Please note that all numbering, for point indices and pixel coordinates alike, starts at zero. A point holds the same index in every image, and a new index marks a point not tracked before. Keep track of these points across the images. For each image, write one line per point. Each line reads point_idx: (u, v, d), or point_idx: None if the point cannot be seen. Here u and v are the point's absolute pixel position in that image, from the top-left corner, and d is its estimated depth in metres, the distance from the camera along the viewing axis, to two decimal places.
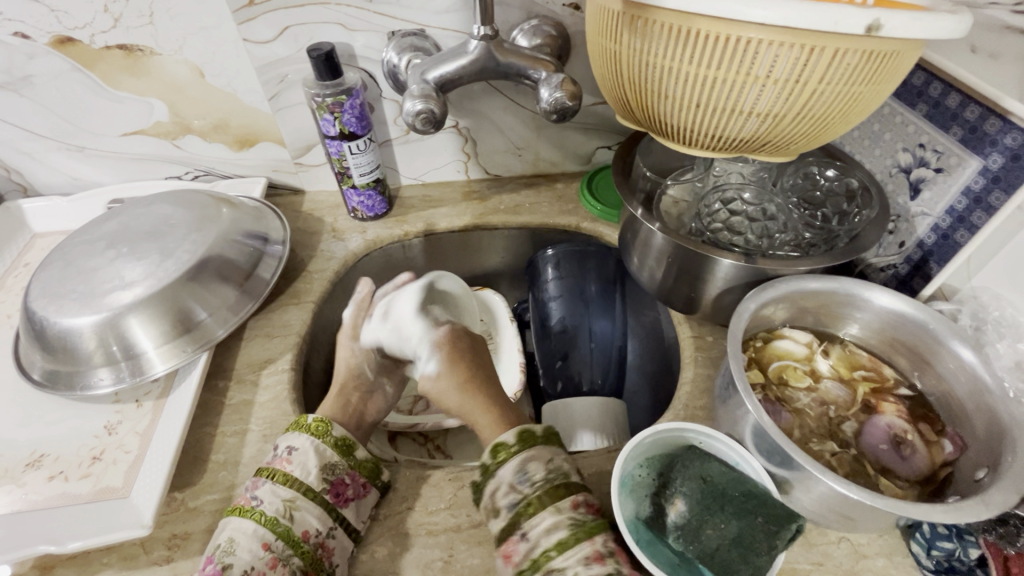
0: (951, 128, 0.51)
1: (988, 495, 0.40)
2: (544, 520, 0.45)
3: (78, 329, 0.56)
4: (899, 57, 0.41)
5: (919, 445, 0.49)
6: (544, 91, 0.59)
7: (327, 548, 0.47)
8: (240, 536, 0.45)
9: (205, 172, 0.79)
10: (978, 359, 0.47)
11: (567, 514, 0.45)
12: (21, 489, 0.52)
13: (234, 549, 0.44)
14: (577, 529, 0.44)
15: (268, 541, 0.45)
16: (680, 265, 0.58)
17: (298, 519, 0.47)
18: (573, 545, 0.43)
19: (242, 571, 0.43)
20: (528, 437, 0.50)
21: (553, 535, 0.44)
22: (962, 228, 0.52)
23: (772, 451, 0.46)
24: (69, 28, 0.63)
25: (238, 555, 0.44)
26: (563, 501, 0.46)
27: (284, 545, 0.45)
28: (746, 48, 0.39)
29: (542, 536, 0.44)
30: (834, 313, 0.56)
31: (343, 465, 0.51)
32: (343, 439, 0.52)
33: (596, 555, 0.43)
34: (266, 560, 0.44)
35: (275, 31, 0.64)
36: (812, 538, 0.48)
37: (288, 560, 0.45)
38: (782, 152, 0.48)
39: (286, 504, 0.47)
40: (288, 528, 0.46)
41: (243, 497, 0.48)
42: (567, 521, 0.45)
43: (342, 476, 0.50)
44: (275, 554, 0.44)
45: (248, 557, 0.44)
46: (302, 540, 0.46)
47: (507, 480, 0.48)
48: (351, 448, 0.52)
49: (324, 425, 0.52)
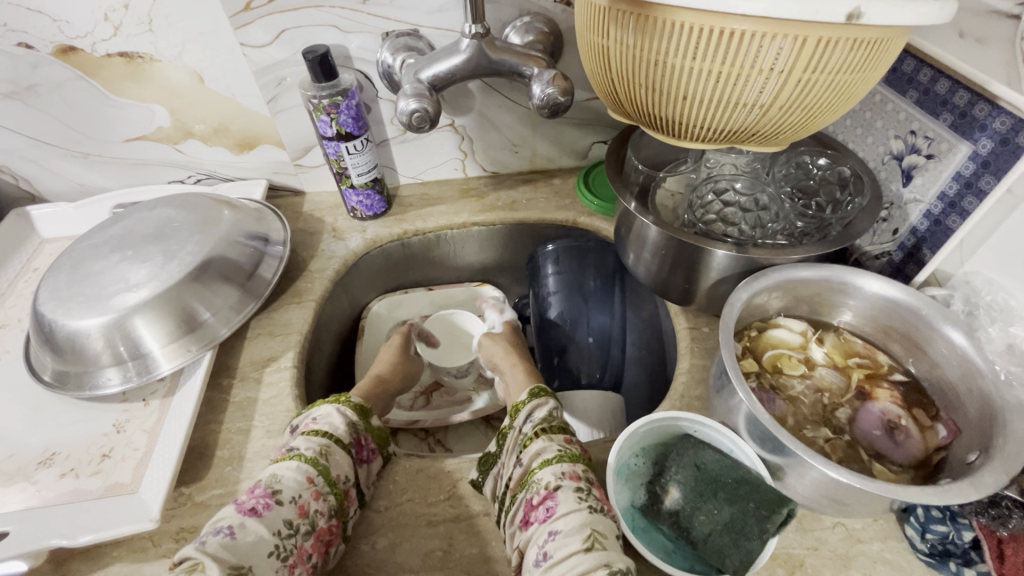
0: (941, 114, 0.51)
1: (978, 477, 0.40)
2: (535, 446, 0.51)
3: (85, 331, 0.57)
4: (885, 45, 0.41)
5: (914, 431, 0.49)
6: (537, 87, 0.60)
7: (350, 497, 0.50)
8: (284, 470, 0.47)
9: (206, 175, 0.81)
10: (968, 342, 0.48)
11: (557, 443, 0.50)
12: (33, 486, 0.53)
13: (279, 480, 0.47)
14: (563, 452, 0.49)
15: (311, 476, 0.48)
16: (675, 257, 0.59)
17: (333, 461, 0.50)
18: (554, 462, 0.48)
19: (291, 497, 0.46)
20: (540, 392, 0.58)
21: (541, 457, 0.49)
22: (954, 214, 0.52)
23: (764, 438, 0.46)
24: (71, 37, 0.64)
25: (285, 484, 0.47)
26: (557, 435, 0.51)
27: (324, 482, 0.48)
28: (731, 40, 0.39)
29: (533, 459, 0.50)
30: (827, 301, 0.56)
31: (362, 427, 0.56)
32: (360, 405, 0.58)
33: (572, 473, 0.47)
34: (310, 492, 0.47)
35: (271, 35, 0.65)
36: (806, 523, 0.49)
37: (327, 497, 0.48)
38: (772, 142, 0.49)
39: (323, 447, 0.50)
40: (326, 467, 0.49)
41: (280, 451, 0.51)
42: (555, 447, 0.50)
43: (361, 434, 0.55)
44: (318, 488, 0.48)
45: (293, 485, 0.47)
46: (337, 482, 0.49)
47: (517, 426, 0.55)
48: (366, 414, 0.57)
49: (341, 396, 0.57)
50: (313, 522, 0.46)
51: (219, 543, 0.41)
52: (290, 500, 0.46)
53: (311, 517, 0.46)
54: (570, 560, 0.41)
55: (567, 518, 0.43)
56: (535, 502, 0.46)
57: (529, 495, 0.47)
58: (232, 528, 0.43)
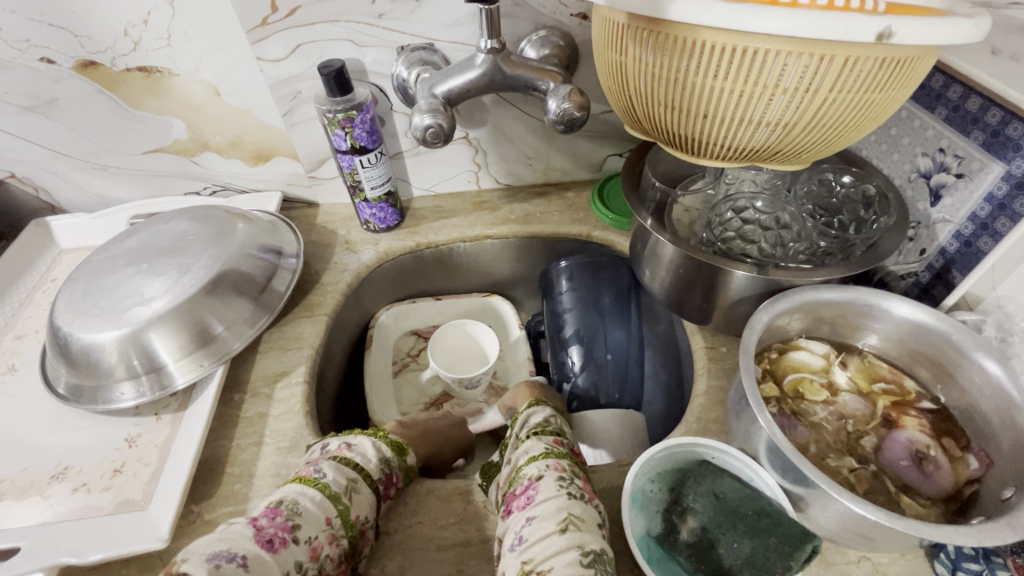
0: (972, 133, 0.49)
1: (1014, 516, 0.38)
2: (526, 446, 0.51)
3: (100, 345, 0.57)
4: (915, 63, 0.40)
5: (943, 462, 0.47)
6: (552, 103, 0.59)
7: (365, 537, 0.48)
8: (306, 500, 0.45)
9: (222, 187, 0.81)
10: (1003, 372, 0.45)
11: (545, 442, 0.51)
12: (46, 500, 0.53)
13: (301, 512, 0.44)
14: (549, 449, 0.50)
15: (331, 515, 0.45)
16: (693, 276, 0.57)
17: (355, 500, 0.48)
18: (540, 456, 0.49)
19: (308, 537, 0.43)
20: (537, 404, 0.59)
21: (529, 453, 0.50)
22: (986, 235, 0.50)
23: (786, 468, 0.45)
24: (91, 53, 0.64)
25: (305, 519, 0.44)
26: (547, 436, 0.52)
27: (341, 524, 0.46)
28: (754, 59, 0.38)
29: (521, 457, 0.50)
30: (851, 323, 0.55)
31: (395, 463, 0.54)
32: (397, 441, 0.56)
33: (556, 465, 0.47)
34: (326, 534, 0.45)
35: (287, 49, 0.65)
36: (830, 556, 0.47)
37: (340, 540, 0.45)
38: (794, 161, 0.47)
39: (350, 482, 0.48)
40: (346, 507, 0.47)
41: (304, 470, 0.49)
42: (543, 444, 0.50)
43: (393, 471, 0.53)
44: (334, 530, 0.45)
45: (314, 524, 0.44)
46: (354, 523, 0.47)
47: (514, 432, 0.56)
48: (402, 451, 0.55)
49: (378, 431, 0.56)
50: (320, 567, 0.43)
51: (231, 571, 0.38)
52: (307, 540, 0.43)
53: (321, 560, 0.43)
54: (545, 540, 0.41)
55: (545, 504, 0.43)
56: (519, 492, 0.46)
57: (513, 488, 0.47)
58: (246, 559, 0.39)
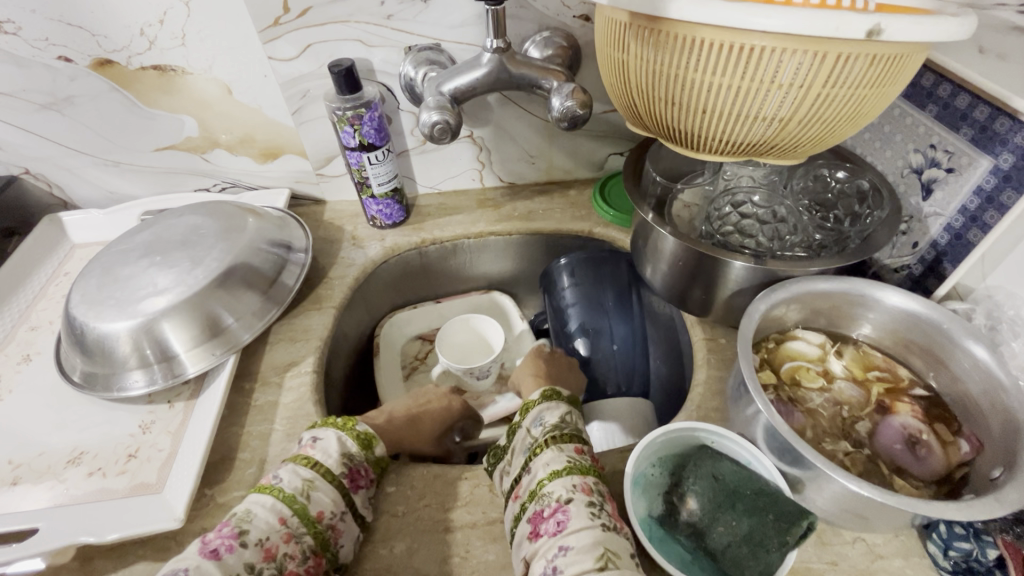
0: (961, 128, 0.51)
1: (1002, 493, 0.40)
2: (546, 455, 0.49)
3: (114, 334, 0.59)
4: (905, 60, 0.41)
5: (936, 446, 0.48)
6: (556, 101, 0.61)
7: (337, 531, 0.48)
8: (258, 507, 0.45)
9: (232, 184, 0.83)
10: (992, 357, 0.47)
11: (568, 454, 0.49)
12: (63, 484, 0.55)
13: (251, 518, 0.45)
14: (573, 463, 0.48)
15: (285, 516, 0.46)
16: (693, 268, 0.59)
17: (314, 498, 0.47)
18: (565, 475, 0.47)
19: (259, 539, 0.44)
20: (551, 395, 0.57)
21: (550, 466, 0.48)
22: (976, 227, 0.52)
23: (783, 450, 0.46)
24: (108, 51, 0.66)
25: (254, 523, 0.44)
26: (567, 445, 0.50)
27: (298, 523, 0.46)
28: (750, 56, 0.40)
29: (541, 468, 0.49)
30: (846, 314, 0.56)
31: (362, 456, 0.52)
32: (367, 434, 0.54)
33: (584, 486, 0.46)
34: (281, 533, 0.45)
35: (298, 48, 0.67)
36: (826, 538, 0.48)
37: (300, 538, 0.45)
38: (790, 155, 0.49)
39: (306, 482, 0.48)
40: (303, 506, 0.47)
41: (265, 478, 0.49)
42: (565, 458, 0.49)
43: (359, 464, 0.52)
44: (291, 529, 0.45)
45: (263, 526, 0.44)
46: (316, 520, 0.47)
47: (526, 426, 0.54)
48: (371, 442, 0.54)
49: (348, 421, 0.54)
50: (280, 566, 0.44)
51: None
52: (256, 543, 0.43)
53: (278, 560, 0.44)
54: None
55: (578, 535, 0.42)
56: (545, 514, 0.45)
57: (539, 506, 0.46)
58: (188, 570, 0.40)
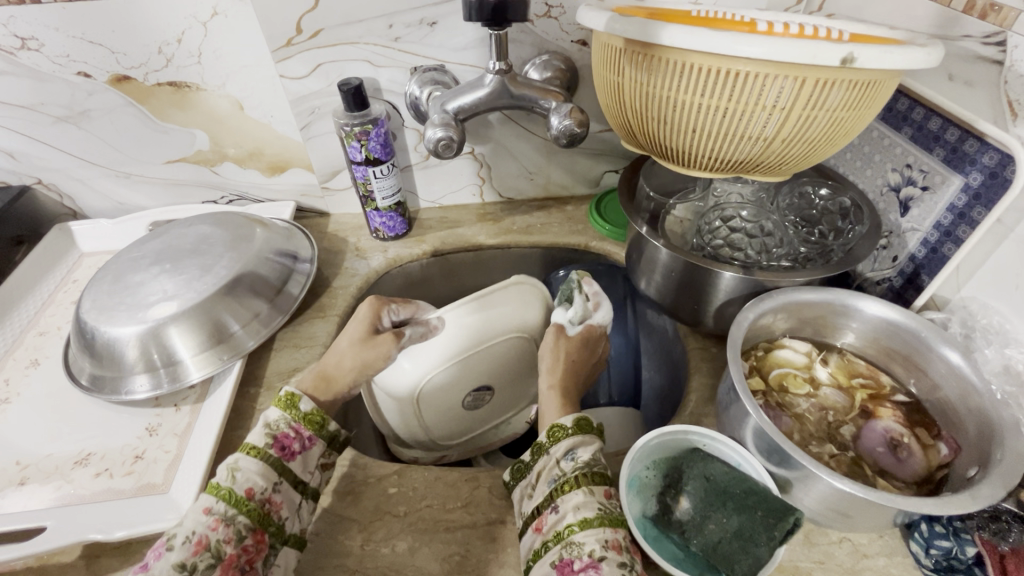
0: (934, 149, 0.55)
1: (976, 489, 0.42)
2: (576, 497, 0.47)
3: (123, 339, 0.60)
4: (879, 85, 0.45)
5: (916, 449, 0.51)
6: (555, 119, 0.64)
7: (274, 503, 0.49)
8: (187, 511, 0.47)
9: (238, 197, 0.85)
10: (965, 362, 0.50)
11: (597, 498, 0.47)
12: (70, 485, 0.56)
13: (179, 523, 0.46)
14: (604, 514, 0.46)
15: (209, 507, 0.47)
16: (683, 279, 0.62)
17: (240, 479, 0.49)
18: (596, 525, 0.45)
19: (185, 537, 0.45)
20: (584, 425, 0.54)
21: (580, 512, 0.46)
22: (950, 241, 0.55)
23: (770, 450, 0.48)
24: (126, 68, 0.69)
25: (183, 526, 0.46)
26: (597, 487, 0.48)
27: (226, 506, 0.47)
28: (737, 79, 0.43)
29: (570, 511, 0.47)
30: (831, 323, 0.59)
31: (286, 418, 0.54)
32: (289, 395, 0.56)
33: (615, 543, 0.44)
34: (208, 523, 0.46)
35: (309, 67, 0.70)
36: (813, 537, 0.50)
37: (232, 520, 0.47)
38: (776, 173, 0.53)
39: (228, 467, 0.49)
40: (230, 490, 0.48)
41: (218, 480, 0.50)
42: (596, 504, 0.47)
43: (286, 430, 0.53)
44: (218, 515, 0.46)
45: (190, 524, 0.46)
46: (246, 498, 0.48)
47: (553, 454, 0.52)
48: (294, 401, 0.55)
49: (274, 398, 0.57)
50: (217, 552, 0.45)
51: None
52: (182, 542, 0.44)
53: (213, 548, 0.45)
54: None
55: None
56: (576, 568, 0.43)
57: (568, 555, 0.44)
58: None
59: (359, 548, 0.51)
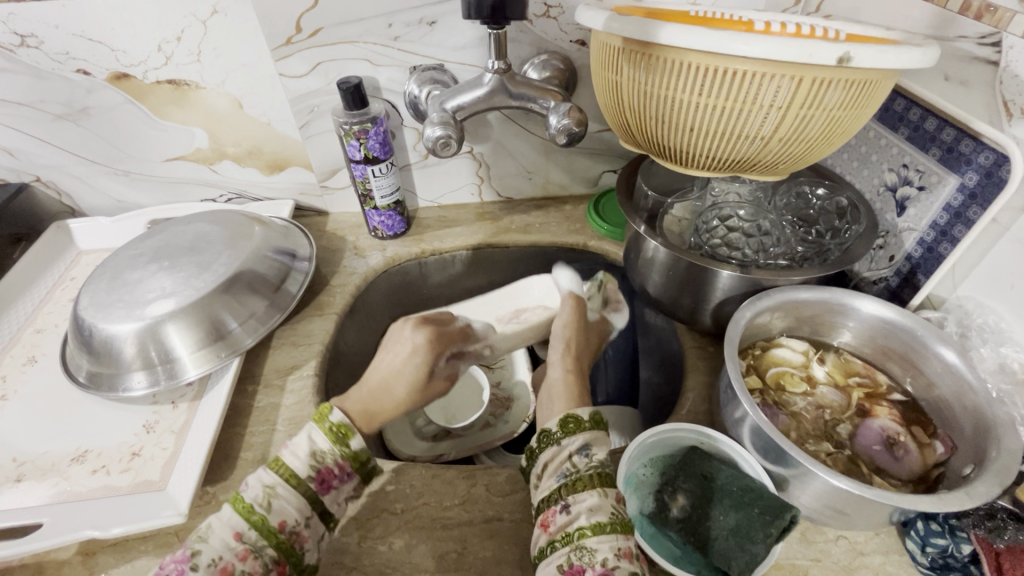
0: (930, 149, 0.55)
1: (972, 487, 0.42)
2: (589, 499, 0.46)
3: (121, 336, 0.60)
4: (876, 85, 0.45)
5: (912, 447, 0.51)
6: (553, 119, 0.65)
7: (302, 536, 0.46)
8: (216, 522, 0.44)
9: (237, 195, 0.85)
10: (960, 360, 0.50)
11: (610, 502, 0.46)
12: (66, 482, 0.56)
13: (207, 537, 0.44)
14: (617, 519, 0.45)
15: (240, 532, 0.44)
16: (682, 278, 0.62)
17: (275, 508, 0.46)
18: (610, 532, 0.44)
19: (211, 560, 0.42)
20: (598, 420, 0.53)
21: (593, 515, 0.45)
22: (945, 241, 0.55)
23: (768, 448, 0.48)
24: (125, 66, 0.69)
25: (208, 543, 0.43)
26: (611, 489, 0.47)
27: (256, 536, 0.44)
28: (734, 78, 0.44)
29: (583, 513, 0.46)
30: (828, 322, 0.59)
31: (333, 453, 0.49)
32: (341, 425, 0.50)
33: (627, 550, 0.44)
34: (237, 551, 0.43)
35: (308, 65, 0.70)
36: (809, 535, 0.50)
37: (259, 552, 0.44)
38: (773, 172, 0.53)
39: (265, 490, 0.46)
40: (263, 517, 0.45)
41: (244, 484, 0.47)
42: (609, 508, 0.46)
43: (331, 464, 0.49)
44: (247, 545, 0.44)
45: (217, 545, 0.43)
46: (278, 531, 0.45)
47: (567, 446, 0.51)
48: (346, 435, 0.50)
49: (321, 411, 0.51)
50: None
51: None
52: (207, 565, 0.42)
53: None
54: None
55: None
56: None
57: (578, 562, 0.43)
58: None
59: (357, 545, 0.51)
